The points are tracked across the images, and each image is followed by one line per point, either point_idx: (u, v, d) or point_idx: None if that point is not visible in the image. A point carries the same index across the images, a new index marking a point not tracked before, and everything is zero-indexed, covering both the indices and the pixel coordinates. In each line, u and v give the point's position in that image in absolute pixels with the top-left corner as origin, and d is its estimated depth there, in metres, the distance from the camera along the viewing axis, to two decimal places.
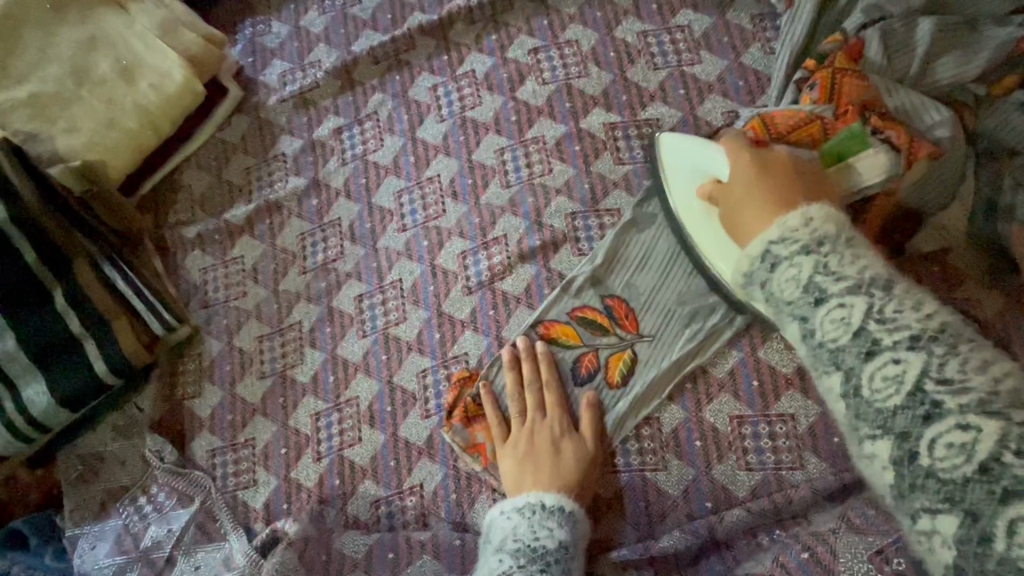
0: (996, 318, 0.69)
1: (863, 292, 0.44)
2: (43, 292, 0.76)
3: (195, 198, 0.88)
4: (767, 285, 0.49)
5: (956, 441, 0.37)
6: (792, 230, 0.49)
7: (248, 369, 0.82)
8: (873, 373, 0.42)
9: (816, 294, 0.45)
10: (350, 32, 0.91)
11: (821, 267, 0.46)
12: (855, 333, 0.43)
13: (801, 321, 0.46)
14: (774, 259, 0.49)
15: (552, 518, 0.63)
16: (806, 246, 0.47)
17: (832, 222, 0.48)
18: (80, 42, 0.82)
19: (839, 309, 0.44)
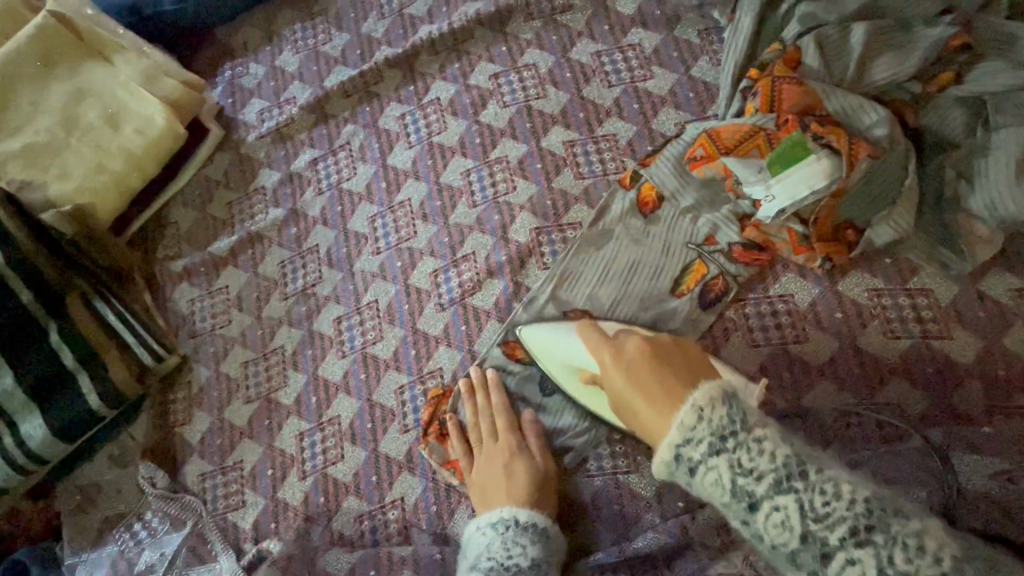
0: (950, 306, 0.71)
1: (789, 488, 0.45)
2: (38, 329, 0.80)
3: (181, 234, 0.93)
4: (693, 486, 0.49)
5: None
6: (692, 427, 0.49)
7: (235, 395, 0.85)
8: (836, 575, 0.43)
9: (747, 500, 0.46)
10: (322, 69, 0.96)
11: (739, 468, 0.46)
12: (802, 538, 0.44)
13: (744, 521, 0.47)
14: (690, 464, 0.48)
15: (525, 536, 0.64)
16: (714, 445, 0.47)
17: (722, 403, 0.49)
18: (68, 94, 0.87)
19: (776, 513, 0.45)
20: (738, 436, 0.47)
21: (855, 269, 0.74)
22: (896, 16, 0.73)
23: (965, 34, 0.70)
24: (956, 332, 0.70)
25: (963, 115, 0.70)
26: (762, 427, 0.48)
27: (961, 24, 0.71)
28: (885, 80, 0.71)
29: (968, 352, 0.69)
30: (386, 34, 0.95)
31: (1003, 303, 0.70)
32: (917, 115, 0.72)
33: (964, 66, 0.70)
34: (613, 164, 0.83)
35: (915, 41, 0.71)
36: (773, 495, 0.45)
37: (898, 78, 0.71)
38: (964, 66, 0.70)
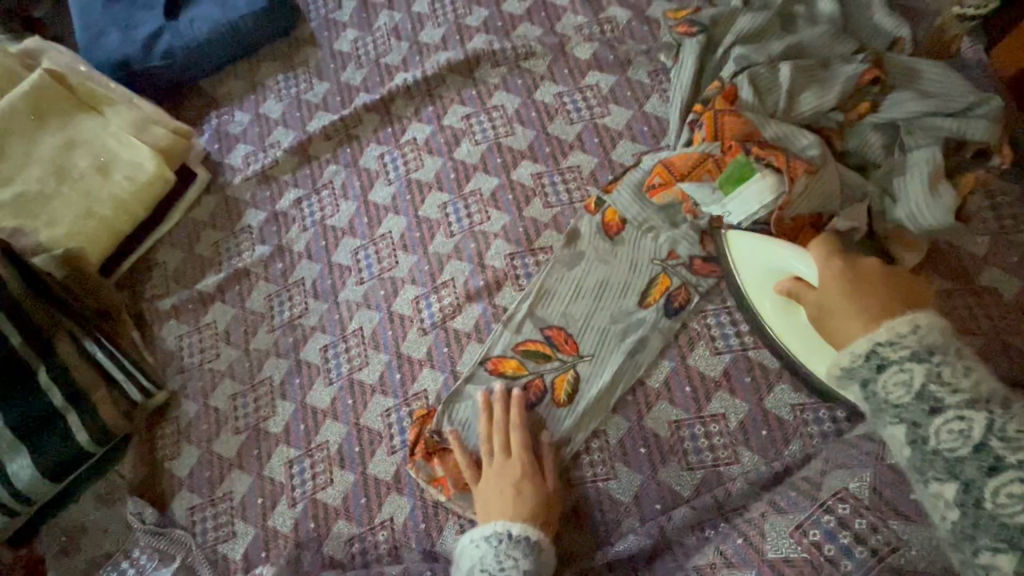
0: None
1: (980, 408, 0.49)
2: (27, 371, 0.81)
3: (169, 274, 0.96)
4: (869, 382, 0.54)
5: None
6: (902, 335, 0.54)
7: (224, 427, 0.87)
8: (998, 490, 0.47)
9: (931, 403, 0.51)
10: (304, 115, 1.03)
11: (936, 376, 0.51)
12: (975, 447, 0.48)
13: (912, 427, 0.52)
14: (881, 359, 0.54)
15: (516, 548, 0.68)
16: (917, 353, 0.53)
17: (937, 330, 0.54)
18: (59, 145, 0.91)
19: (957, 422, 0.49)
20: (931, 356, 0.52)
21: None
22: (817, 57, 0.84)
23: (876, 70, 0.80)
24: None
25: (878, 138, 0.79)
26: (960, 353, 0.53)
27: (872, 62, 0.81)
28: (810, 111, 0.81)
29: None
30: (364, 81, 1.03)
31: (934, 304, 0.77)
32: (842, 141, 0.81)
33: (879, 96, 0.80)
34: (578, 193, 0.90)
35: (835, 76, 0.81)
36: (962, 408, 0.50)
37: (823, 109, 0.80)
38: (878, 96, 0.80)
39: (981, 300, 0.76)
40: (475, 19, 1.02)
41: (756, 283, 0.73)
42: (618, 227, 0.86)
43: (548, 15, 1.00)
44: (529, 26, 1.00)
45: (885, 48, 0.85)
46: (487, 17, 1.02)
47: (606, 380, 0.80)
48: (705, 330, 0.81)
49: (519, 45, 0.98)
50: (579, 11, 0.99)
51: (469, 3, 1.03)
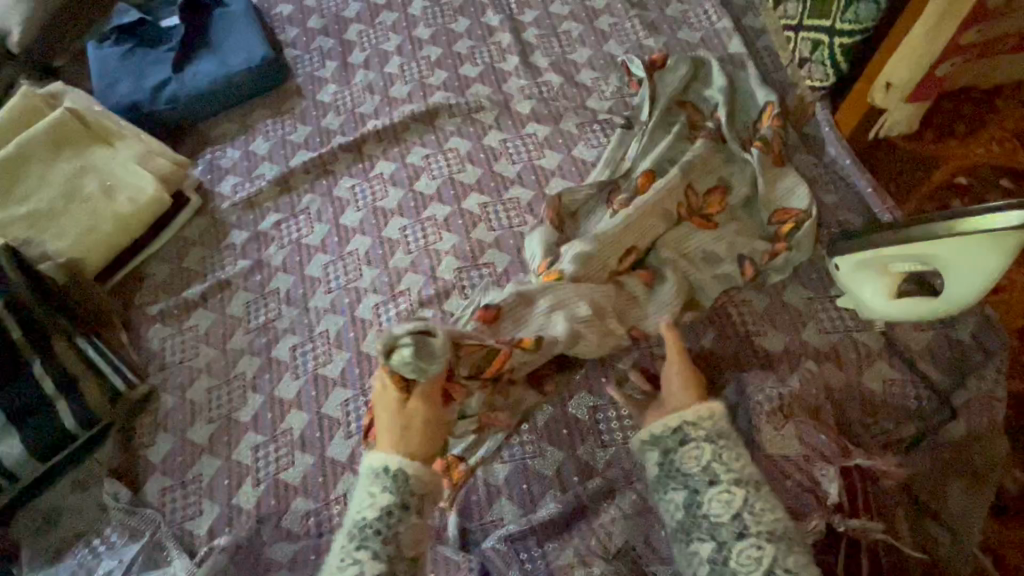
0: (764, 312, 0.95)
1: (742, 485, 0.69)
2: (22, 363, 0.92)
3: (158, 284, 1.09)
4: (680, 450, 0.72)
5: (752, 553, 0.65)
6: (686, 425, 0.72)
7: (198, 417, 0.97)
8: (712, 500, 0.68)
9: (712, 477, 0.69)
10: (288, 152, 1.20)
11: (717, 454, 0.70)
12: (733, 515, 0.67)
13: (690, 493, 0.70)
14: (685, 436, 0.72)
15: (380, 482, 0.69)
16: (709, 435, 0.72)
17: (717, 416, 0.73)
18: (72, 170, 1.04)
19: (725, 494, 0.68)
20: (718, 441, 0.71)
21: None
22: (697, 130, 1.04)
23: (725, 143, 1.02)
24: (769, 332, 0.94)
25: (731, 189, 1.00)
26: (732, 451, 0.71)
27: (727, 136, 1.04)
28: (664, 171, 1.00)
29: (779, 345, 0.93)
30: (341, 126, 1.21)
31: (800, 308, 0.95)
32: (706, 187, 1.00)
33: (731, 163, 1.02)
34: (517, 218, 1.08)
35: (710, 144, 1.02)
36: (732, 485, 0.69)
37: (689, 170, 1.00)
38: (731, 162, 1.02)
39: (836, 306, 0.94)
40: (436, 79, 1.23)
41: (945, 250, 0.74)
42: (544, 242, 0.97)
43: (496, 78, 1.22)
44: (480, 86, 1.21)
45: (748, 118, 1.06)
46: (446, 77, 1.23)
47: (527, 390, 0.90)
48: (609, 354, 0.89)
49: (471, 101, 1.19)
50: (521, 76, 1.21)
51: (432, 67, 1.25)
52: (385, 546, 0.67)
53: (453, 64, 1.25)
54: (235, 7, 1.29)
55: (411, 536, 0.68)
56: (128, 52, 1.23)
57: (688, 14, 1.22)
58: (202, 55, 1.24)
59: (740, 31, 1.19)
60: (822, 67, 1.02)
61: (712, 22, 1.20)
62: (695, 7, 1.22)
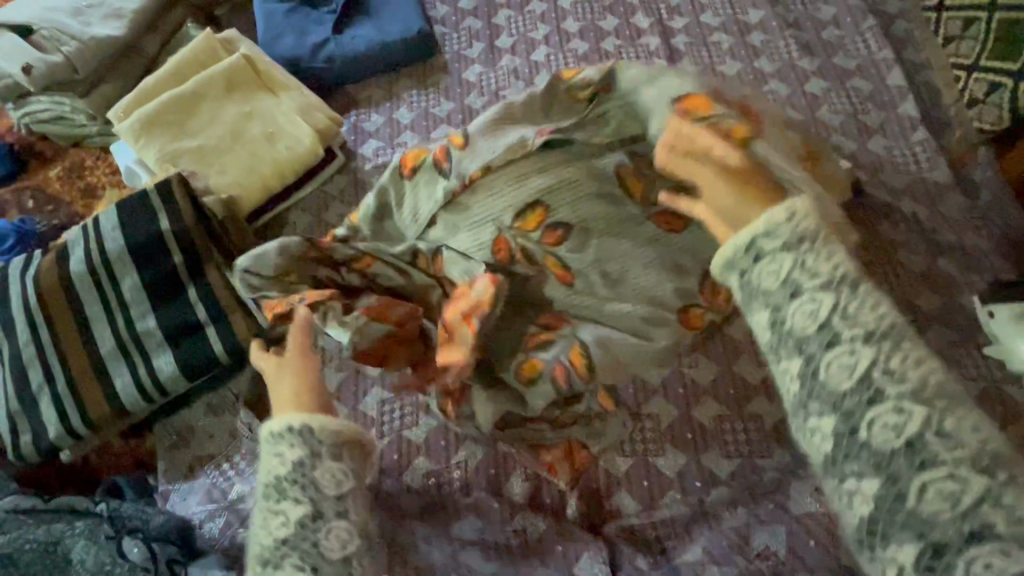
0: None
1: (921, 401, 0.43)
2: (180, 287, 0.95)
3: (298, 233, 1.13)
4: (779, 310, 0.49)
5: (946, 488, 0.41)
6: (777, 224, 0.50)
7: (328, 364, 1.00)
8: (877, 423, 0.44)
9: (871, 393, 0.44)
10: (430, 125, 1.23)
11: (877, 364, 0.45)
12: (952, 474, 0.41)
13: (845, 418, 0.45)
14: (794, 288, 0.48)
15: (288, 444, 0.61)
16: (871, 333, 0.46)
17: (813, 218, 0.50)
18: (240, 114, 1.11)
19: (893, 413, 0.43)
20: (815, 235, 0.49)
21: None
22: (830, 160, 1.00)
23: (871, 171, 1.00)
24: None
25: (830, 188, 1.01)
26: (830, 254, 0.49)
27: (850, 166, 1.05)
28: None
29: None
30: (483, 106, 1.24)
31: (944, 350, 0.93)
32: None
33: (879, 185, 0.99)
34: None
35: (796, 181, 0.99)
36: (905, 401, 0.43)
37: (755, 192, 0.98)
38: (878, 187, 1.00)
39: (982, 354, 0.92)
40: (582, 73, 1.25)
41: None
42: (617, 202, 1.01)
43: None
44: None
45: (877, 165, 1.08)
46: None
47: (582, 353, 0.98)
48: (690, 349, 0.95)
49: None
50: None
51: (578, 60, 1.27)
52: (308, 489, 0.60)
53: (599, 60, 1.26)
54: None
55: (333, 479, 0.60)
56: (292, 9, 1.29)
57: (844, 40, 1.21)
58: (361, 22, 1.29)
59: (900, 65, 1.17)
60: (996, 110, 1.05)
61: (871, 51, 1.19)
62: (853, 34, 1.21)
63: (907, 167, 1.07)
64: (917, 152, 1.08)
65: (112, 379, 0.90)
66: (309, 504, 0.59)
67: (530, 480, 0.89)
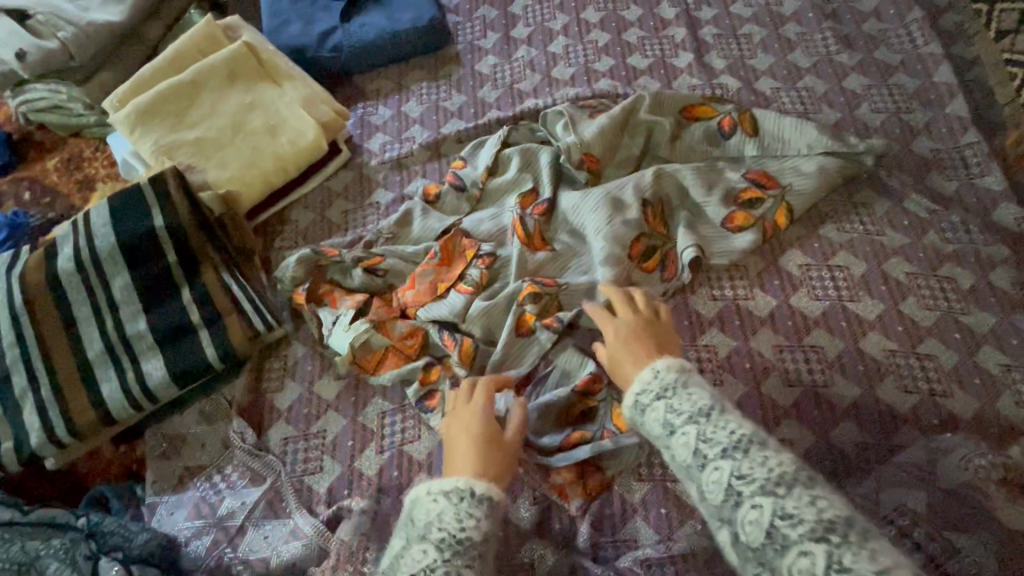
0: (953, 370, 0.85)
1: (767, 493, 0.55)
2: (173, 288, 0.90)
3: (299, 231, 1.06)
4: (669, 448, 0.63)
5: (754, 519, 0.54)
6: (647, 382, 0.67)
7: (326, 371, 0.95)
8: (745, 521, 0.55)
9: (733, 498, 0.56)
10: (440, 119, 1.17)
11: (736, 470, 0.57)
12: (768, 534, 0.53)
13: (731, 529, 0.56)
14: (671, 427, 0.63)
15: (479, 507, 0.62)
16: (727, 447, 0.59)
17: (675, 369, 0.67)
18: (241, 104, 1.05)
19: (753, 510, 0.55)
20: (680, 385, 0.65)
21: (874, 332, 0.89)
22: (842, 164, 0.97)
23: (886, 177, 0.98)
24: (958, 394, 0.84)
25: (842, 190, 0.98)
26: (702, 392, 0.64)
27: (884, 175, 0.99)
28: (753, 195, 0.97)
29: (969, 411, 0.82)
30: (497, 100, 1.17)
31: (995, 375, 0.84)
32: (843, 235, 0.96)
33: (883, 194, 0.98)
34: None
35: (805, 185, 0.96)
36: (755, 496, 0.55)
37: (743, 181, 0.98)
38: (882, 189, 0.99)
39: None
40: (602, 65, 1.18)
41: None
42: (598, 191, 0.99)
43: (666, 73, 1.15)
44: (648, 79, 1.15)
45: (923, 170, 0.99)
46: (613, 65, 1.17)
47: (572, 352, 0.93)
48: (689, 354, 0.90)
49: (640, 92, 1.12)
50: (694, 74, 1.14)
51: (599, 52, 1.19)
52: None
53: (621, 52, 1.19)
54: None
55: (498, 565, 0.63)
56: None
57: (888, 33, 1.12)
58: (370, 10, 1.22)
59: (949, 60, 1.08)
60: None
61: (917, 45, 1.10)
62: (897, 27, 1.12)
63: (956, 171, 0.99)
64: (967, 156, 0.99)
65: (99, 383, 0.85)
66: None
67: (539, 503, 0.83)
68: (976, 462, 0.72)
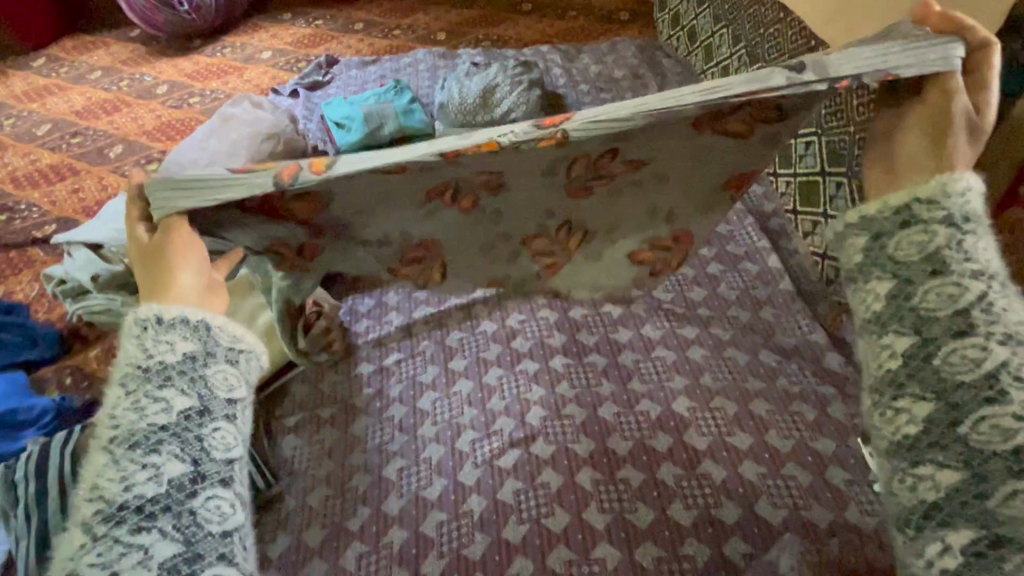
0: (809, 487, 1.10)
1: (1004, 344, 0.64)
2: None
3: (297, 402, 1.33)
4: (915, 283, 0.69)
5: (971, 354, 0.65)
6: (952, 190, 0.71)
7: (313, 521, 1.14)
8: (953, 351, 0.65)
9: (964, 329, 0.66)
10: (411, 305, 1.51)
11: (986, 306, 0.66)
12: (981, 372, 0.64)
13: (929, 341, 0.67)
14: (912, 220, 0.71)
15: (169, 331, 0.70)
16: (980, 272, 0.68)
17: (975, 198, 0.71)
18: (258, 306, 1.37)
19: (977, 351, 0.65)
20: (963, 229, 0.69)
21: (746, 458, 1.15)
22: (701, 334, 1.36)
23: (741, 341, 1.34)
24: (814, 506, 1.07)
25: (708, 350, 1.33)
26: (978, 244, 0.69)
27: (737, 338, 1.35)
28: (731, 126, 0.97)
29: (825, 520, 1.05)
30: None
31: (840, 488, 1.09)
32: (716, 382, 1.27)
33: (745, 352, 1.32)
34: (593, 380, 1.31)
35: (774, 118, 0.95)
36: (991, 341, 0.65)
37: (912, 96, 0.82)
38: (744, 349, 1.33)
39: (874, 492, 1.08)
40: None
41: None
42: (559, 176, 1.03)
43: None
44: None
45: (764, 333, 1.36)
46: None
47: (509, 507, 1.12)
48: (604, 491, 1.13)
49: None
50: None
51: None
52: (194, 385, 0.69)
53: None
54: None
55: (223, 378, 0.71)
56: None
57: (733, 233, 1.58)
58: None
59: (776, 252, 1.52)
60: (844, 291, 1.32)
61: (753, 242, 1.55)
62: (739, 229, 1.58)
63: (793, 332, 1.36)
64: (797, 321, 1.37)
65: None
66: (195, 398, 0.68)
67: None
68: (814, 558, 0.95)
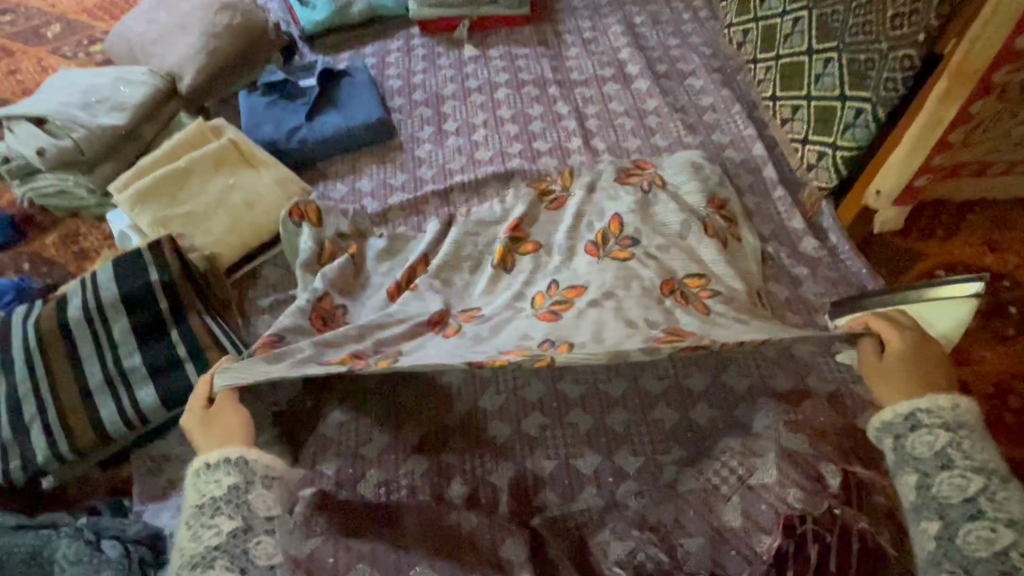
0: (777, 358, 1.14)
1: (1010, 525, 0.67)
2: (165, 330, 1.09)
3: (269, 284, 1.29)
4: (929, 474, 0.72)
5: (981, 534, 0.67)
6: (944, 406, 0.75)
7: None
8: (968, 533, 0.67)
9: (972, 512, 0.68)
10: (386, 192, 1.46)
11: (990, 494, 0.69)
12: (993, 552, 0.66)
13: (944, 523, 0.69)
14: (916, 421, 0.75)
15: (218, 472, 0.76)
16: (981, 468, 0.71)
17: (971, 414, 0.75)
18: (225, 185, 1.31)
19: (987, 530, 0.67)
20: (958, 429, 0.73)
21: None
22: None
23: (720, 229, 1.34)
24: (779, 375, 1.12)
25: None
26: (973, 441, 0.73)
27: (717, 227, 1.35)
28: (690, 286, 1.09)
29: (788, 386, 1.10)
30: (432, 176, 1.49)
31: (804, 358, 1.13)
32: None
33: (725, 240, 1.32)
34: None
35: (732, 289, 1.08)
36: (995, 521, 0.67)
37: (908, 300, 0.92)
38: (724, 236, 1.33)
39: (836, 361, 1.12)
40: (514, 149, 1.52)
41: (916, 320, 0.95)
42: (567, 310, 1.02)
43: (562, 154, 1.50)
44: (549, 159, 1.49)
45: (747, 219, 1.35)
46: (522, 149, 1.52)
47: (487, 380, 1.15)
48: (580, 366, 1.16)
49: (541, 169, 1.46)
50: (583, 154, 1.49)
51: (511, 139, 1.54)
52: (239, 509, 0.73)
53: (528, 139, 1.54)
54: (360, 78, 1.62)
55: (263, 501, 0.75)
56: (272, 102, 1.55)
57: (720, 121, 1.52)
58: (330, 111, 1.55)
59: (762, 140, 1.48)
60: (827, 172, 1.31)
61: (740, 129, 1.50)
62: (725, 117, 1.53)
63: (772, 217, 1.34)
64: (778, 206, 1.36)
65: (98, 409, 1.03)
66: (240, 520, 0.73)
67: (467, 484, 1.03)
68: (775, 416, 1.00)
